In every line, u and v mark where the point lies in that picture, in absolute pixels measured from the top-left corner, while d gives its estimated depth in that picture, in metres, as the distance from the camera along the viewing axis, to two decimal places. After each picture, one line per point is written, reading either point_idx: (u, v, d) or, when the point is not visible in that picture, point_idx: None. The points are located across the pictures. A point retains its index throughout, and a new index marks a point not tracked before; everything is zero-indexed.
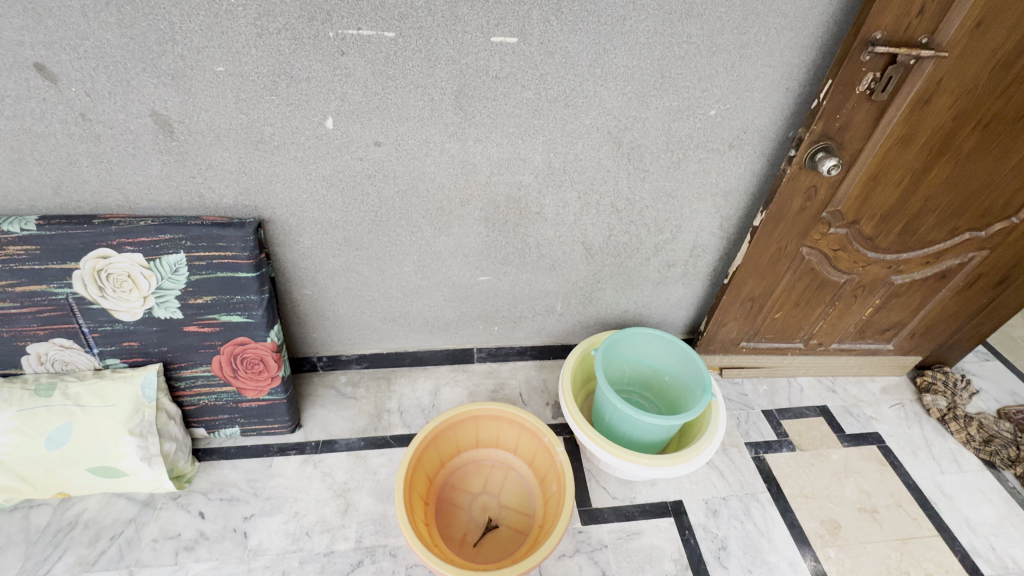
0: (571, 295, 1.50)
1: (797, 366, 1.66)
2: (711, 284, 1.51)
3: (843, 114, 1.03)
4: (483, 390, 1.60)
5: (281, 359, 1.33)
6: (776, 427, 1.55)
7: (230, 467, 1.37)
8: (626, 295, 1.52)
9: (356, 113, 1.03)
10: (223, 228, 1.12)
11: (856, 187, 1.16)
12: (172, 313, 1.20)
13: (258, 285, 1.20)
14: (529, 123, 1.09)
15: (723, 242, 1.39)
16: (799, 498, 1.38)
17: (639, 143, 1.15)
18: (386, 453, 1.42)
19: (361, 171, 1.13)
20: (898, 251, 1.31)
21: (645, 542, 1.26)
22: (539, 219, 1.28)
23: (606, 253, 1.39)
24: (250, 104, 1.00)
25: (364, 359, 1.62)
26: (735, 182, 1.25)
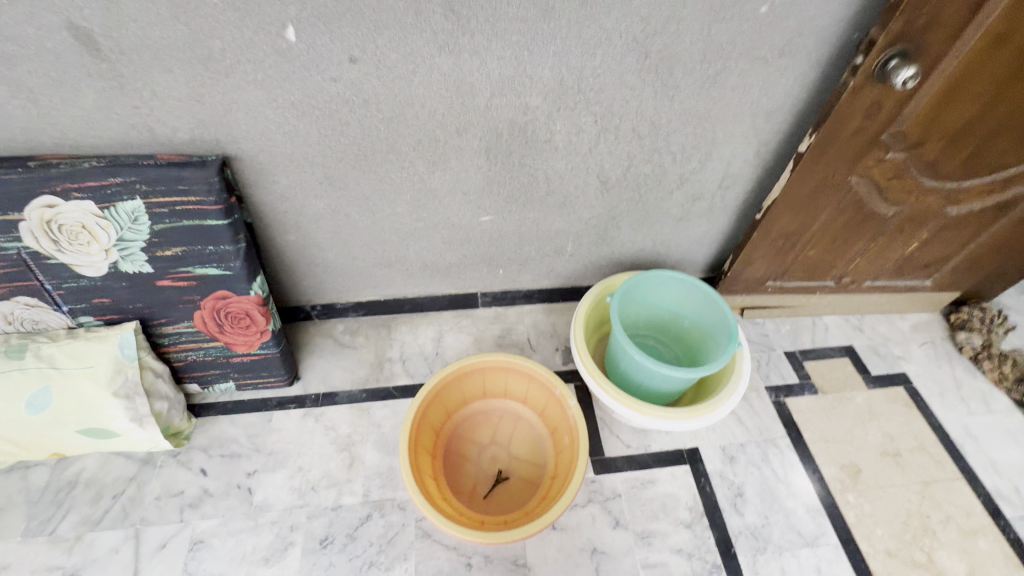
0: (583, 234, 1.36)
1: (824, 305, 1.55)
2: (740, 219, 1.36)
3: (931, 8, 0.83)
4: (489, 336, 1.51)
5: (270, 312, 1.22)
6: (799, 369, 1.47)
7: (229, 422, 1.31)
8: (644, 233, 1.37)
9: (323, 20, 0.83)
10: (181, 168, 0.97)
11: (927, 103, 0.97)
12: (141, 267, 1.08)
13: (231, 234, 1.06)
14: (537, 29, 0.88)
15: (759, 170, 1.22)
16: (819, 443, 1.33)
17: (670, 53, 0.94)
18: (390, 405, 1.36)
19: (337, 95, 0.94)
20: (960, 178, 1.14)
21: (660, 490, 1.23)
22: (548, 149, 1.10)
23: (624, 187, 1.22)
24: (189, 11, 0.80)
25: (361, 306, 1.51)
26: (780, 99, 1.05)
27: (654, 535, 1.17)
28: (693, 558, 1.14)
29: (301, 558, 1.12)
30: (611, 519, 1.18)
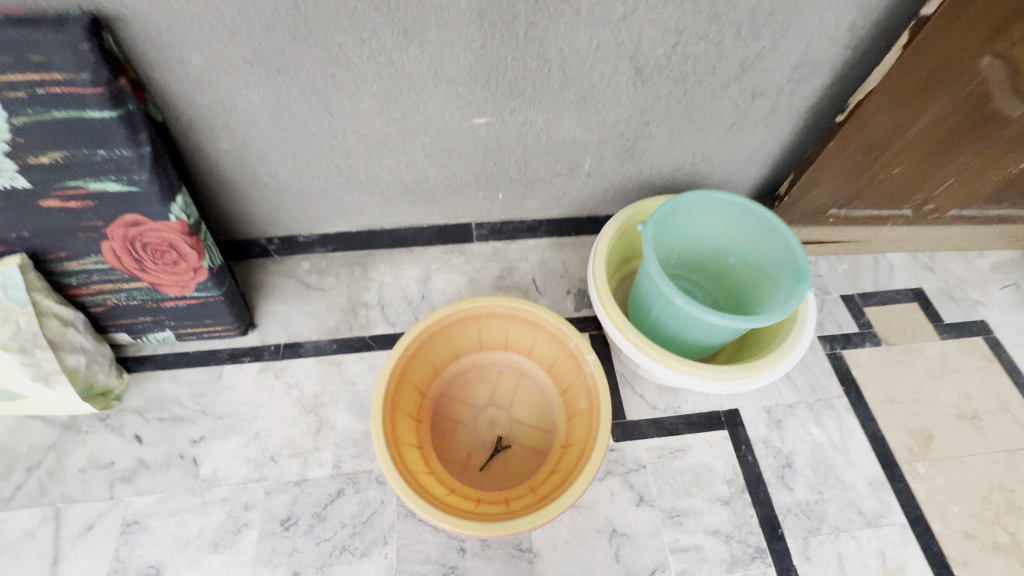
0: (605, 146, 1.06)
1: (891, 240, 1.28)
2: (808, 126, 1.05)
3: None
4: (486, 277, 1.25)
5: (203, 245, 0.95)
6: (858, 317, 1.22)
7: (169, 379, 1.08)
8: (683, 146, 1.07)
9: None
10: (33, 28, 0.67)
11: None
12: (14, 183, 0.79)
13: (127, 132, 0.77)
14: None
15: (847, 52, 0.90)
16: (882, 404, 1.11)
17: None
18: (366, 359, 1.12)
19: None
20: None
21: (692, 461, 1.02)
22: (565, 12, 0.79)
23: (665, 76, 0.91)
24: None
25: (329, 241, 1.24)
26: None
27: (685, 514, 0.97)
28: (732, 542, 0.95)
29: (258, 543, 0.92)
30: (634, 495, 0.98)
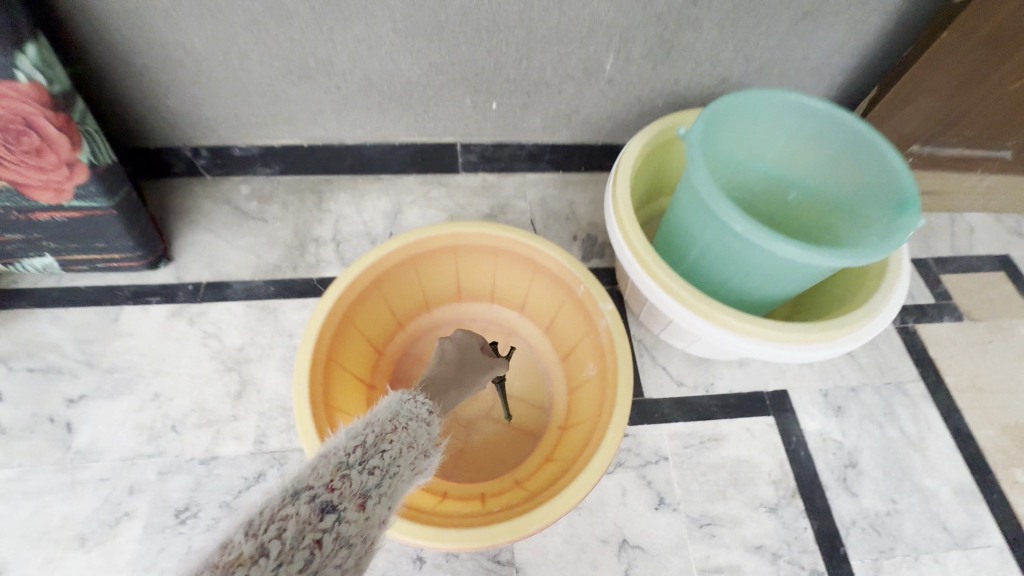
0: (636, 36, 0.79)
1: (976, 196, 1.03)
2: (903, 24, 0.80)
3: None
4: (472, 214, 0.99)
5: (78, 128, 0.68)
6: (934, 286, 0.98)
7: (49, 319, 0.82)
8: (737, 43, 0.81)
9: None
10: None
11: None
12: None
13: None
14: None
15: None
16: (968, 393, 0.87)
17: None
18: (311, 307, 0.87)
19: None
20: None
21: (728, 454, 0.78)
22: None
23: None
24: None
25: (276, 160, 0.97)
26: None
27: (719, 523, 0.73)
28: (779, 563, 0.71)
29: (141, 539, 0.68)
30: (652, 496, 0.74)
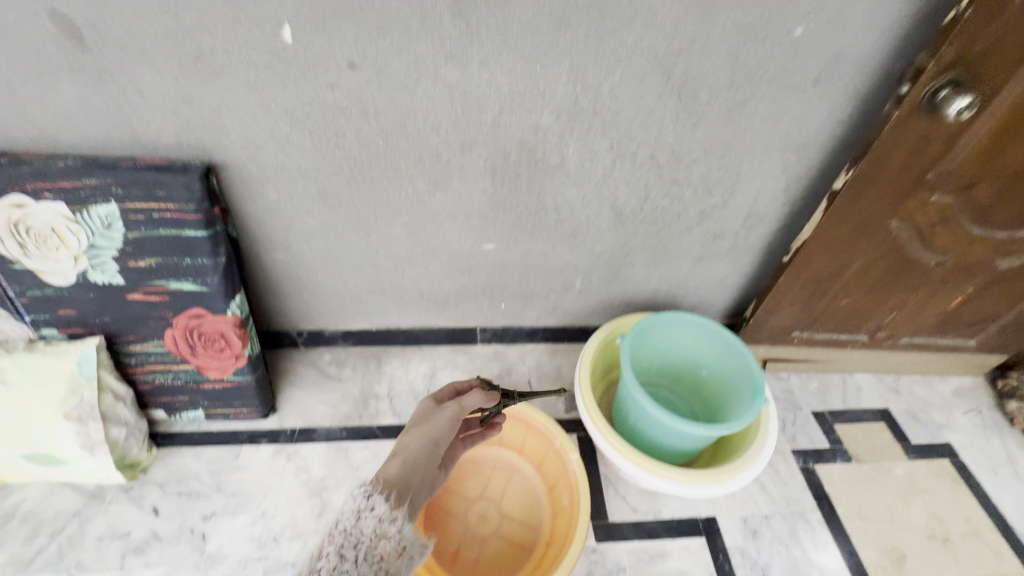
0: (594, 270, 1.24)
1: (855, 362, 1.40)
2: (766, 263, 1.25)
3: (988, 33, 0.73)
4: (486, 375, 1.38)
5: (248, 335, 1.12)
6: (829, 433, 1.31)
7: (192, 455, 1.19)
8: (660, 273, 1.26)
9: (321, 19, 0.77)
10: (162, 172, 0.89)
11: (982, 141, 0.86)
12: (112, 278, 1.00)
13: (211, 246, 0.98)
14: (550, 41, 0.81)
15: (788, 209, 1.12)
16: (856, 520, 1.17)
17: (694, 75, 0.87)
18: (371, 447, 1.23)
19: (334, 103, 0.87)
20: (1014, 227, 1.02)
21: (670, 566, 1.07)
22: (559, 173, 1.01)
23: (639, 220, 1.12)
24: (179, 2, 0.74)
25: (351, 336, 1.40)
26: (812, 132, 0.97)
27: None
28: None
29: None
30: None
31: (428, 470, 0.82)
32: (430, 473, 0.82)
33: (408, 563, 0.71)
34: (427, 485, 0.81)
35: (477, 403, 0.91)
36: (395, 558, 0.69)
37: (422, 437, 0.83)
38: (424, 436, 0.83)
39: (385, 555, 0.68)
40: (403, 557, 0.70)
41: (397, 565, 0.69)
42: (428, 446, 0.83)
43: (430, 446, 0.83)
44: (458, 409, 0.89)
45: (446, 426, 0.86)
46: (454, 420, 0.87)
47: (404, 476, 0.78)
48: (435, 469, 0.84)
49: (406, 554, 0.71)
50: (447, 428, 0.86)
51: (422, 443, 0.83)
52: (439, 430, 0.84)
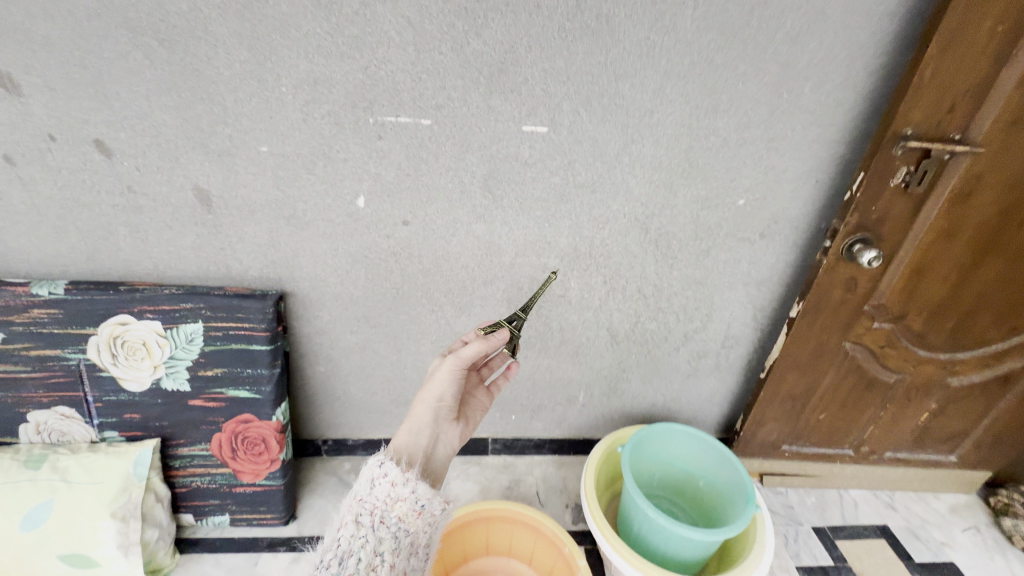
0: (595, 385, 1.39)
1: (848, 477, 1.48)
2: (747, 379, 1.41)
3: (878, 206, 0.99)
4: (496, 486, 1.46)
5: (284, 440, 1.25)
6: (831, 549, 1.34)
7: (212, 562, 1.23)
8: (654, 388, 1.41)
9: (387, 193, 1.04)
10: (244, 298, 1.10)
11: (899, 281, 1.09)
12: (180, 385, 1.16)
13: (270, 358, 1.16)
14: (556, 207, 1.08)
15: (758, 333, 1.31)
16: None
17: (667, 230, 1.13)
18: None
19: (387, 248, 1.12)
20: (952, 350, 1.20)
21: None
22: (563, 302, 1.22)
23: (632, 341, 1.31)
24: (287, 182, 1.02)
25: (371, 445, 1.50)
26: (766, 272, 1.21)
27: None
28: None
29: None
30: None
31: (438, 425, 0.90)
32: (443, 426, 0.91)
33: (429, 519, 0.76)
34: (440, 440, 0.90)
35: (474, 352, 0.92)
36: (413, 517, 0.74)
37: (426, 400, 0.90)
38: (427, 397, 0.90)
39: (402, 516, 0.74)
40: (421, 515, 0.75)
41: (416, 524, 0.74)
42: (433, 404, 0.90)
43: (435, 403, 0.90)
44: (456, 362, 0.92)
45: (447, 384, 0.91)
46: (453, 376, 0.91)
47: (411, 441, 0.86)
48: (448, 420, 0.92)
49: (425, 512, 0.75)
50: (447, 385, 0.91)
51: (426, 406, 0.90)
52: (440, 390, 0.91)
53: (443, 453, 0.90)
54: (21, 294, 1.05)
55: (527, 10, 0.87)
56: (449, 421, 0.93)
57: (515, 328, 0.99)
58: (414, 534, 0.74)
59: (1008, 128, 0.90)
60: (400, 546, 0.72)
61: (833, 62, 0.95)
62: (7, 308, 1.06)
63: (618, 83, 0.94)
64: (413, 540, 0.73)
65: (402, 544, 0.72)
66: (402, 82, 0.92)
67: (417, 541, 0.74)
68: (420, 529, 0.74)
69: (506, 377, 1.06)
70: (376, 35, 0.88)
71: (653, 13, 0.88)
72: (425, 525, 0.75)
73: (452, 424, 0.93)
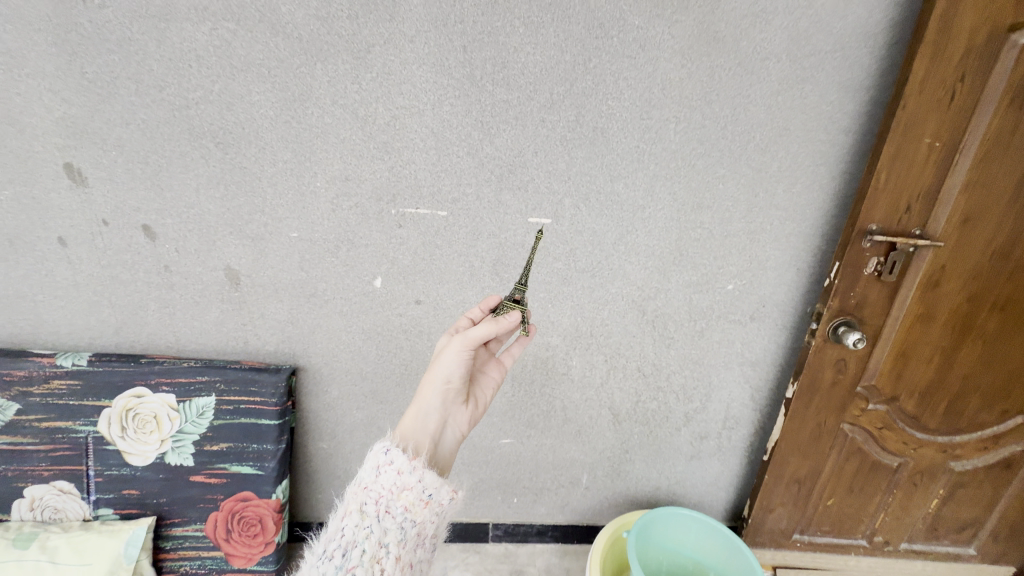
0: (598, 466, 1.38)
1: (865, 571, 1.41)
2: (751, 462, 1.40)
3: (856, 292, 1.07)
4: None
5: (281, 521, 1.22)
6: None
7: None
8: (657, 470, 1.40)
9: (403, 275, 1.13)
10: (259, 372, 1.14)
11: (886, 363, 1.14)
12: (184, 460, 1.15)
13: (277, 433, 1.17)
14: (558, 290, 1.16)
15: (757, 413, 1.34)
16: None
17: (662, 312, 1.20)
18: None
19: (399, 326, 1.18)
20: (949, 432, 1.22)
21: None
22: (565, 380, 1.26)
23: (634, 420, 1.32)
24: (312, 264, 1.11)
25: None
26: (760, 353, 1.26)
27: None
28: None
29: None
30: None
31: (446, 408, 0.85)
32: (450, 409, 0.86)
33: (437, 509, 0.71)
34: (448, 424, 0.85)
35: (483, 333, 0.84)
36: (420, 507, 0.69)
37: (433, 381, 0.85)
38: (434, 379, 0.85)
39: (409, 505, 0.69)
40: (429, 505, 0.70)
41: (423, 514, 0.69)
42: (440, 385, 0.84)
43: (442, 385, 0.84)
44: (463, 341, 0.85)
45: (455, 364, 0.85)
46: (461, 357, 0.85)
47: (418, 427, 0.81)
48: (456, 403, 0.87)
49: (433, 502, 0.71)
50: (455, 365, 0.85)
51: (433, 388, 0.85)
52: (447, 370, 0.85)
53: (452, 438, 0.85)
54: (46, 365, 1.08)
55: (533, 123, 1.02)
56: (458, 404, 0.87)
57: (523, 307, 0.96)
58: (420, 525, 0.69)
59: (961, 225, 1.01)
60: (406, 537, 0.67)
61: (800, 167, 1.08)
62: (29, 379, 1.08)
63: (613, 182, 1.07)
64: (419, 531, 0.69)
65: (408, 535, 0.67)
66: (423, 179, 1.05)
67: (422, 532, 0.69)
68: (427, 519, 0.70)
69: (517, 346, 0.97)
70: (403, 141, 1.02)
71: (641, 126, 1.03)
72: (432, 515, 0.71)
73: (460, 407, 0.87)
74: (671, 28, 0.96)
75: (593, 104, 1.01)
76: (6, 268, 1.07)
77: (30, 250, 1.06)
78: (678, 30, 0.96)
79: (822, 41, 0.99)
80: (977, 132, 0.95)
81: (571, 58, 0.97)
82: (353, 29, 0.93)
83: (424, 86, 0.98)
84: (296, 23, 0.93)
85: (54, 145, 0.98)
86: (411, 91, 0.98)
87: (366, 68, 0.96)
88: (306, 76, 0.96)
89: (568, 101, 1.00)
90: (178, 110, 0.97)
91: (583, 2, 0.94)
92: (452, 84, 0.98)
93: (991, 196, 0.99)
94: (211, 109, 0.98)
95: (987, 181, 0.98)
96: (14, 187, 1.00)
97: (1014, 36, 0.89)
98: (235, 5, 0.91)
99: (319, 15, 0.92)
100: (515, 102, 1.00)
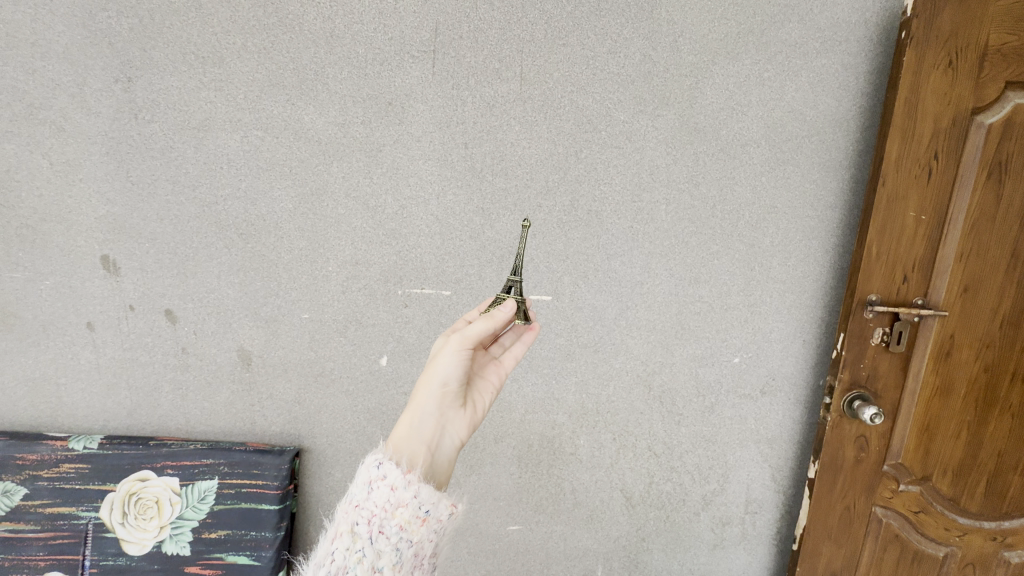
0: (614, 556, 1.28)
1: None
2: (781, 552, 1.29)
3: (865, 363, 1.05)
4: None
5: None
6: None
7: None
8: (679, 561, 1.29)
9: (408, 352, 1.15)
10: (263, 454, 1.13)
11: (910, 438, 1.08)
12: (180, 549, 1.11)
13: (276, 519, 1.13)
14: (562, 365, 1.16)
15: (781, 495, 1.25)
16: None
17: (669, 386, 1.18)
18: None
19: (404, 405, 1.18)
20: (993, 516, 1.11)
21: None
22: (574, 460, 1.22)
23: (648, 504, 1.25)
24: (321, 343, 1.15)
25: None
26: (776, 429, 1.21)
27: None
28: None
29: None
30: None
31: (443, 414, 0.75)
32: (448, 415, 0.76)
33: (436, 527, 0.63)
34: (446, 431, 0.74)
35: (480, 329, 0.76)
36: (417, 526, 0.61)
37: (428, 384, 0.76)
38: (430, 380, 0.76)
39: (404, 524, 0.61)
40: (426, 522, 0.62)
41: (421, 533, 0.61)
42: (436, 389, 0.75)
43: (438, 388, 0.75)
44: (459, 340, 0.76)
45: (451, 365, 0.76)
46: (459, 357, 0.76)
47: (413, 435, 0.71)
48: (454, 408, 0.76)
49: (431, 519, 0.62)
50: (453, 366, 0.76)
51: (429, 393, 0.75)
52: (443, 372, 0.76)
53: (450, 447, 0.74)
54: (58, 448, 1.11)
55: (531, 208, 1.09)
56: (456, 410, 0.77)
57: (520, 298, 0.84)
58: (418, 545, 0.61)
59: (962, 294, 1.01)
60: (402, 560, 0.59)
61: (792, 242, 1.12)
62: (40, 462, 1.10)
63: (610, 260, 1.11)
64: (417, 551, 0.60)
65: (404, 557, 0.59)
66: (429, 262, 1.11)
67: (421, 553, 0.61)
68: (426, 539, 0.61)
69: (519, 345, 0.87)
70: (410, 228, 1.09)
71: (633, 208, 1.09)
72: (432, 533, 0.62)
73: (458, 413, 0.77)
74: (654, 121, 1.05)
75: (586, 189, 1.08)
76: (37, 353, 1.13)
77: (60, 335, 1.12)
78: (662, 123, 1.05)
79: (798, 127, 1.06)
80: (960, 205, 0.99)
81: (564, 150, 1.06)
82: (367, 133, 1.05)
83: (429, 178, 1.07)
84: (317, 129, 1.04)
85: (95, 240, 1.08)
86: (418, 183, 1.07)
87: (377, 165, 1.06)
88: (323, 172, 1.06)
89: (563, 188, 1.08)
90: (208, 207, 1.08)
91: (572, 103, 1.04)
92: (455, 176, 1.07)
93: (988, 265, 1.00)
94: (238, 205, 1.07)
95: (980, 252, 1.00)
96: (54, 277, 1.09)
97: (978, 117, 0.95)
98: (264, 116, 1.04)
99: (337, 122, 1.04)
100: (514, 190, 1.08)
